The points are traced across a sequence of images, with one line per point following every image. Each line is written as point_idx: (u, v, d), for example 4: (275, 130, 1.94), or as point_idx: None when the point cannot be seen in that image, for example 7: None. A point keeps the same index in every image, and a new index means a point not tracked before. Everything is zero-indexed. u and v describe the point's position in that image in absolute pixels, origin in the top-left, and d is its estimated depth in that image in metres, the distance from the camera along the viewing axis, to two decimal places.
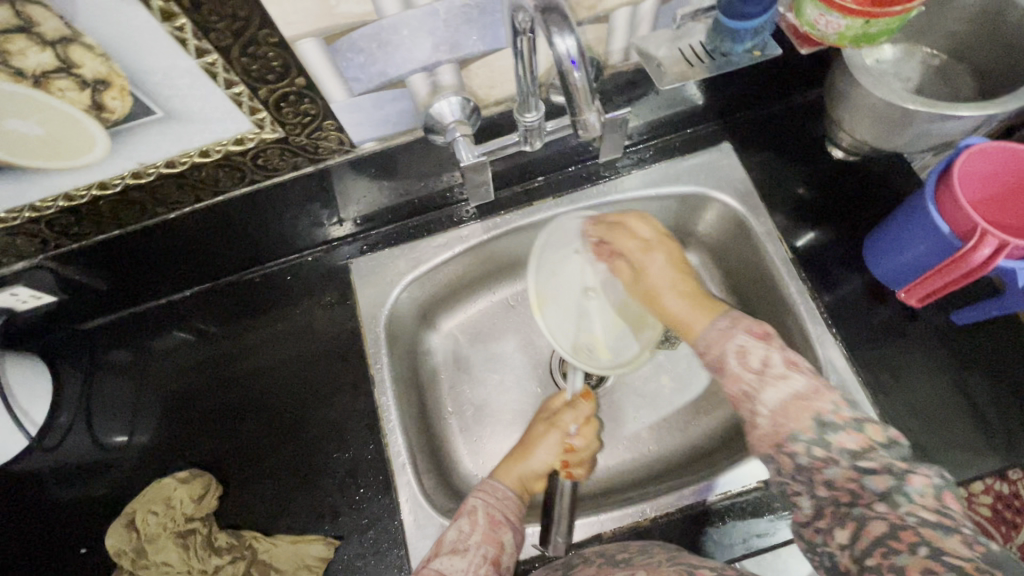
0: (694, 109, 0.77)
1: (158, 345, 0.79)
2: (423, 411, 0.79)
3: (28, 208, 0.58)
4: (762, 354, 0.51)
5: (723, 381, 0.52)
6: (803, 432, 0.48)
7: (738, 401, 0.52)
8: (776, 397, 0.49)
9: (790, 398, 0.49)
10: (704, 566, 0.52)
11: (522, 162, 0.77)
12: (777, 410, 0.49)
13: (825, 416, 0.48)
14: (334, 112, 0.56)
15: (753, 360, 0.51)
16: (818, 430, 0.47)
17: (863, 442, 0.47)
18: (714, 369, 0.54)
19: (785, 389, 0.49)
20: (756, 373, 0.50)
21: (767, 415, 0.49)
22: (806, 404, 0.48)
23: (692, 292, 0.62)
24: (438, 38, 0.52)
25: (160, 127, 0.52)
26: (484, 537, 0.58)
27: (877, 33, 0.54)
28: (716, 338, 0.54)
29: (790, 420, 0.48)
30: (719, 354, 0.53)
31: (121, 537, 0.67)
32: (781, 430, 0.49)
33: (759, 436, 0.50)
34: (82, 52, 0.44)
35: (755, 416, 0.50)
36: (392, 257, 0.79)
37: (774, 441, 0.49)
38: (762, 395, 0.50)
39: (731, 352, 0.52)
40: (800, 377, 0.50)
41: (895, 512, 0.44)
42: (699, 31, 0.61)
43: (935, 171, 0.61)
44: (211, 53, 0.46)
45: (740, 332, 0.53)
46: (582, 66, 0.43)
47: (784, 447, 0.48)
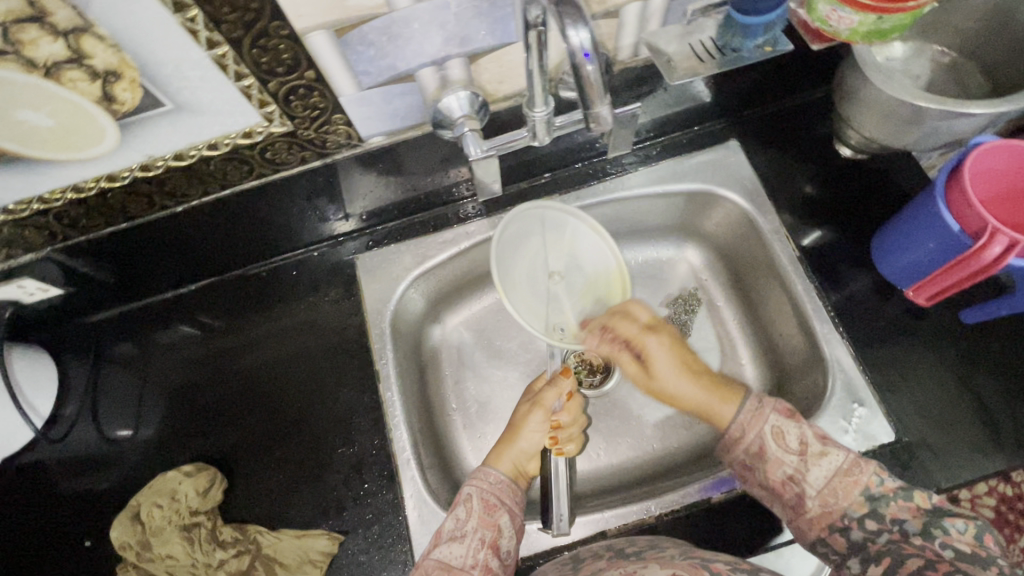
0: (702, 107, 0.77)
1: (164, 339, 0.79)
2: (428, 406, 0.79)
3: (37, 200, 0.58)
4: (797, 433, 0.59)
5: (765, 468, 0.59)
6: (854, 508, 0.55)
7: (781, 487, 0.58)
8: (821, 476, 0.57)
9: (834, 475, 0.57)
10: (717, 560, 0.52)
11: (529, 159, 0.77)
12: (826, 490, 0.56)
13: (870, 490, 0.55)
14: (343, 105, 0.56)
15: (790, 441, 0.59)
16: (869, 504, 0.55)
17: (914, 510, 0.53)
18: (748, 464, 0.60)
19: (830, 465, 0.57)
20: (796, 454, 0.58)
21: (817, 493, 0.56)
22: (853, 481, 0.56)
23: (692, 371, 0.66)
24: (448, 32, 0.52)
25: (169, 118, 0.52)
26: (482, 523, 0.59)
27: (889, 29, 0.54)
28: (754, 414, 0.61)
29: (841, 497, 0.56)
30: (756, 440, 0.60)
31: (126, 529, 0.67)
32: (833, 510, 0.56)
33: (808, 519, 0.57)
34: (94, 43, 0.44)
35: (804, 498, 0.57)
36: (398, 253, 0.79)
37: (825, 522, 0.56)
38: (809, 476, 0.57)
39: (767, 437, 0.60)
40: (837, 453, 0.58)
41: (932, 548, 0.50)
42: (709, 27, 0.60)
43: (945, 170, 0.61)
44: (222, 45, 0.46)
45: (770, 412, 0.61)
46: (596, 59, 0.43)
47: (837, 526, 0.55)
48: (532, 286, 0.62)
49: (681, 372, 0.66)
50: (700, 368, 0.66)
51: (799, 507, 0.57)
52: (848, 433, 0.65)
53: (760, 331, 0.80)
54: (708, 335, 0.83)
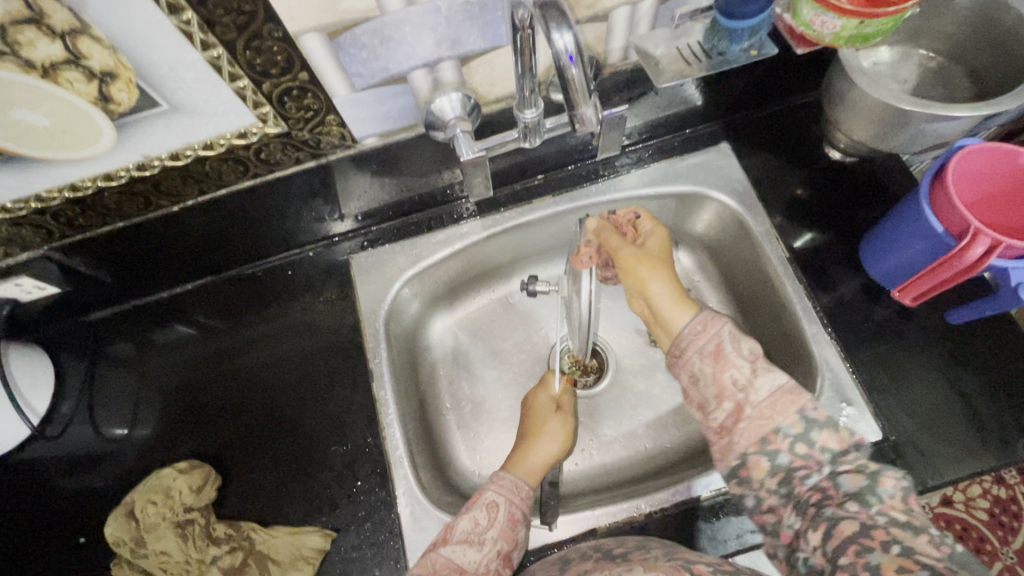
0: (693, 109, 0.78)
1: (161, 338, 0.80)
2: (422, 406, 0.79)
3: (34, 199, 0.58)
4: (751, 346, 0.55)
5: (715, 368, 0.55)
6: (788, 424, 0.51)
7: (722, 396, 0.54)
8: (765, 391, 0.52)
9: (777, 391, 0.52)
10: (699, 562, 0.52)
11: (522, 161, 0.78)
12: (766, 403, 0.52)
13: (807, 411, 0.51)
14: (336, 107, 0.56)
15: (743, 349, 0.55)
16: (803, 426, 0.51)
17: (840, 442, 0.50)
18: (703, 360, 0.56)
19: (773, 381, 0.53)
20: (747, 366, 0.54)
21: (755, 407, 0.52)
22: (791, 398, 0.52)
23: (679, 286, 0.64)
24: (440, 35, 0.53)
25: (165, 119, 0.53)
26: (501, 533, 0.59)
27: (872, 34, 0.55)
28: (711, 319, 0.58)
29: (777, 412, 0.51)
30: (713, 339, 0.56)
31: (121, 526, 0.67)
32: (768, 422, 0.51)
33: (744, 431, 0.52)
34: (90, 44, 0.45)
35: (744, 408, 0.53)
36: (393, 253, 0.80)
37: (758, 436, 0.51)
38: (754, 385, 0.53)
39: (704, 352, 0.56)
40: (782, 372, 0.54)
41: (866, 512, 0.46)
42: (697, 31, 0.61)
43: (931, 171, 0.62)
44: (216, 47, 0.47)
45: (725, 323, 0.57)
46: (581, 63, 0.44)
47: (770, 441, 0.51)
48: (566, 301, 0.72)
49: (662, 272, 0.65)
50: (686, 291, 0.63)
51: (733, 424, 0.53)
52: None
53: (751, 332, 0.81)
54: None
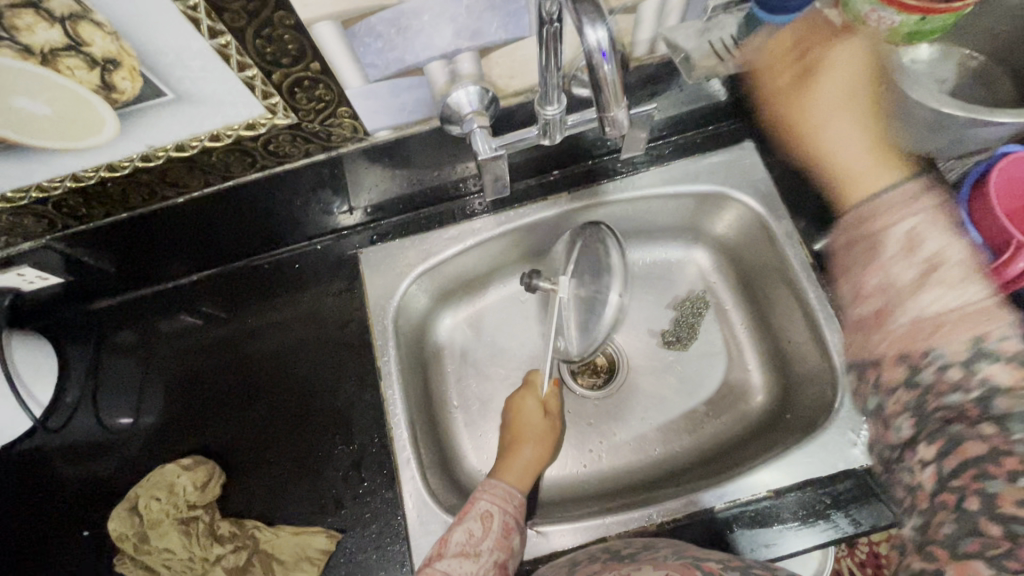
0: (718, 105, 0.75)
1: (166, 329, 0.79)
2: (430, 404, 0.78)
3: (35, 189, 0.56)
4: (938, 247, 0.41)
5: (866, 270, 0.43)
6: (946, 351, 0.39)
7: (865, 297, 0.44)
8: (931, 304, 0.40)
9: (954, 308, 0.39)
10: (709, 560, 0.51)
11: (539, 155, 0.75)
12: (925, 322, 0.40)
13: (984, 343, 0.38)
14: (349, 99, 0.54)
15: (924, 249, 0.41)
16: (969, 352, 0.38)
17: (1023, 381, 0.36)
18: (858, 244, 0.44)
19: (943, 300, 0.40)
20: (920, 266, 0.41)
21: (908, 317, 0.41)
22: (969, 323, 0.39)
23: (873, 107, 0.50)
24: (459, 25, 0.50)
25: (170, 109, 0.50)
26: (496, 544, 0.57)
27: (930, 30, 0.52)
28: (908, 202, 0.43)
29: (935, 334, 0.39)
30: (898, 227, 0.42)
31: (124, 521, 0.66)
32: (915, 340, 0.40)
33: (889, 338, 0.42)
34: (92, 30, 0.42)
35: (885, 316, 0.42)
36: (402, 248, 0.78)
37: (900, 347, 0.41)
38: (914, 297, 0.41)
39: (896, 234, 0.42)
40: (979, 286, 0.39)
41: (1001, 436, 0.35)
42: (731, 25, 0.58)
43: (970, 180, 0.59)
44: (224, 34, 0.44)
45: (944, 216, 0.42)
46: (613, 59, 0.41)
47: (913, 359, 0.40)
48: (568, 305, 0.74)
49: (840, 108, 0.49)
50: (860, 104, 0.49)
51: (873, 319, 0.43)
52: (857, 447, 0.64)
53: (769, 337, 0.79)
54: (714, 339, 0.82)
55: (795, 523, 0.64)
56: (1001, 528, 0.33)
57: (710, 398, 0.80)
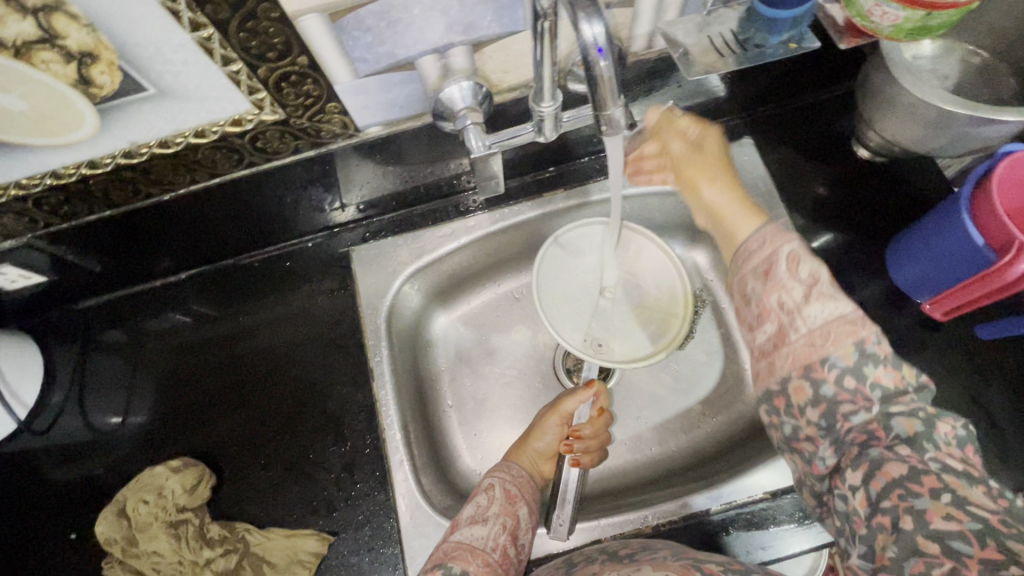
0: (716, 102, 0.73)
1: (154, 328, 0.77)
2: (423, 404, 0.77)
3: (14, 186, 0.55)
4: (812, 268, 0.47)
5: (765, 288, 0.48)
6: (839, 356, 0.45)
7: (765, 312, 0.48)
8: (821, 314, 0.46)
9: (835, 318, 0.46)
10: (711, 561, 0.51)
11: (534, 152, 0.74)
12: (818, 331, 0.46)
13: (865, 345, 0.45)
14: (338, 94, 0.52)
15: (801, 271, 0.47)
16: (857, 359, 0.45)
17: (897, 381, 0.45)
18: (755, 275, 0.49)
19: (832, 308, 0.46)
20: (801, 287, 0.47)
21: (804, 331, 0.46)
22: (850, 329, 0.45)
23: (744, 189, 0.57)
24: (452, 19, 0.49)
25: (152, 104, 0.49)
26: (503, 509, 0.58)
27: (936, 26, 0.49)
28: (771, 237, 0.50)
29: (828, 342, 0.45)
30: (766, 258, 0.49)
31: (112, 525, 0.65)
32: (814, 352, 0.46)
33: (786, 356, 0.47)
34: (66, 22, 0.41)
35: (787, 333, 0.47)
36: (395, 246, 0.76)
37: (802, 363, 0.46)
38: (804, 311, 0.46)
39: (781, 258, 0.48)
40: (848, 300, 0.46)
41: (917, 456, 0.42)
42: (730, 19, 0.56)
43: (972, 179, 0.58)
44: (207, 27, 0.43)
45: (789, 241, 0.49)
46: (610, 55, 0.39)
47: (815, 370, 0.45)
48: (579, 296, 0.76)
49: (719, 177, 0.58)
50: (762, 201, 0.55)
51: (774, 345, 0.48)
52: None
53: None
54: (711, 338, 0.81)
55: (792, 525, 0.64)
56: (939, 544, 0.38)
57: (706, 397, 0.79)
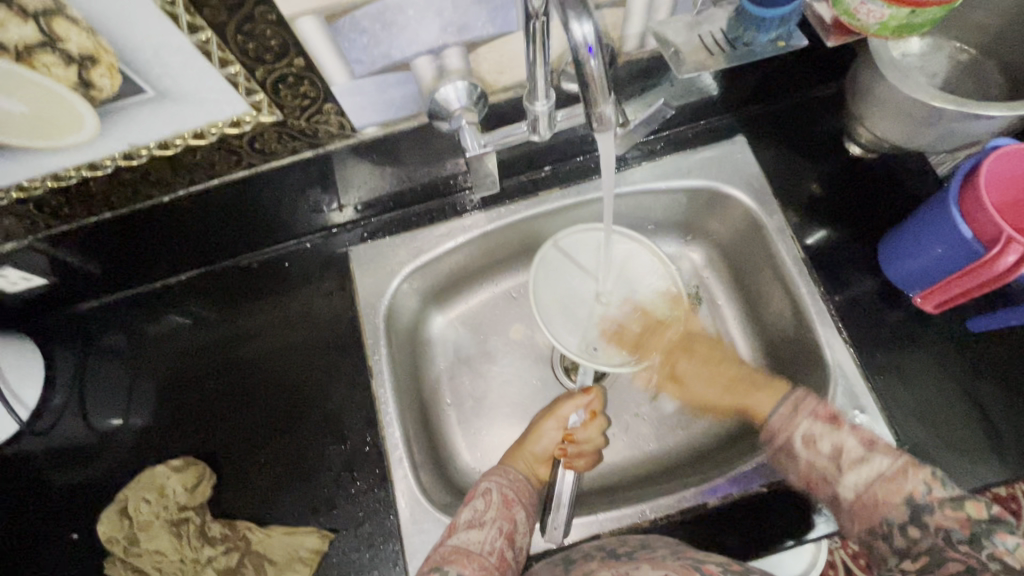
0: (709, 101, 0.74)
1: (154, 329, 0.78)
2: (422, 402, 0.78)
3: (15, 189, 0.55)
4: (831, 441, 0.61)
5: (797, 467, 0.63)
6: (894, 515, 0.55)
7: (815, 485, 0.61)
8: (859, 480, 0.58)
9: (875, 479, 0.57)
10: (710, 560, 0.52)
11: (530, 151, 0.74)
12: (861, 499, 0.58)
13: (917, 497, 0.54)
14: (335, 95, 0.53)
15: (823, 446, 0.61)
16: (911, 512, 0.54)
17: (964, 521, 0.52)
18: (778, 455, 0.65)
19: (865, 472, 0.58)
20: (830, 459, 0.61)
21: (856, 492, 0.58)
22: (895, 486, 0.56)
23: (728, 377, 0.75)
24: (446, 20, 0.49)
25: (151, 106, 0.50)
26: (500, 513, 0.59)
27: (920, 24, 0.50)
28: (787, 418, 0.65)
29: (879, 502, 0.56)
30: (786, 442, 0.64)
31: (114, 524, 0.66)
32: (873, 515, 0.56)
33: (856, 514, 0.58)
34: (67, 26, 0.41)
35: (839, 500, 0.59)
36: (393, 246, 0.77)
37: (866, 523, 0.57)
38: (841, 480, 0.59)
39: (799, 441, 0.63)
40: (881, 458, 0.58)
41: None
42: (720, 19, 0.57)
43: (961, 174, 0.59)
44: (205, 30, 0.44)
45: (804, 419, 0.64)
46: (599, 54, 0.40)
47: (878, 529, 0.56)
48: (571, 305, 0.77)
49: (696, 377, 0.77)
50: (739, 381, 0.74)
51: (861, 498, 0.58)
52: None
53: (760, 332, 0.79)
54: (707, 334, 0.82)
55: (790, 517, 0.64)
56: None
57: None
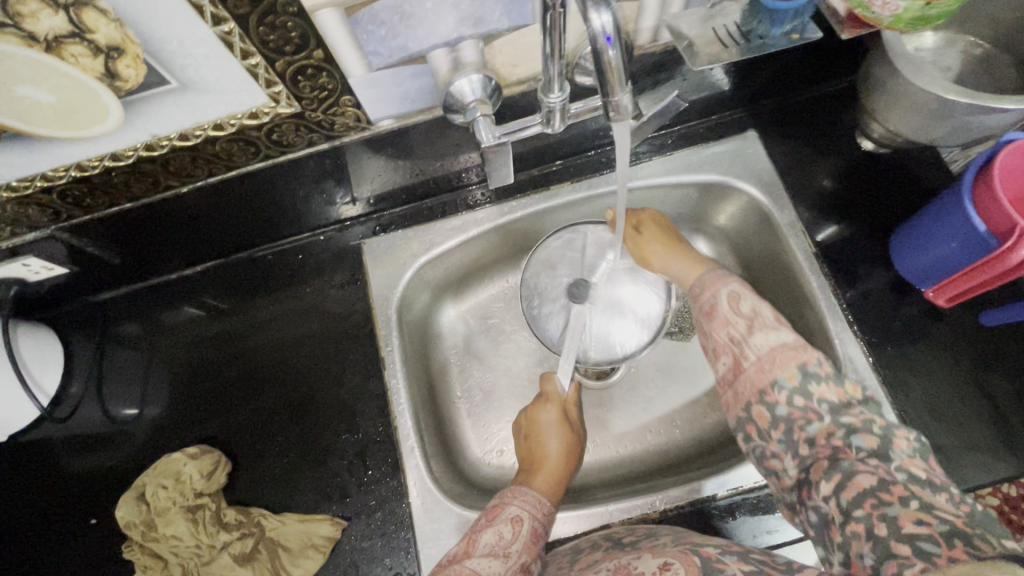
0: (721, 95, 0.74)
1: (171, 319, 0.79)
2: (433, 394, 0.78)
3: (40, 178, 0.56)
4: (752, 304, 0.59)
5: (712, 326, 0.59)
6: (786, 378, 0.53)
7: (721, 349, 0.58)
8: (765, 343, 0.55)
9: (778, 346, 0.55)
10: (707, 545, 0.51)
11: (541, 146, 0.75)
12: (765, 357, 0.55)
13: (807, 366, 0.53)
14: (352, 87, 0.54)
15: (743, 308, 0.59)
16: (801, 379, 0.53)
17: (841, 396, 0.52)
18: (703, 316, 0.61)
19: (773, 338, 0.55)
20: (746, 321, 0.58)
21: (754, 359, 0.55)
22: (793, 354, 0.54)
23: (677, 247, 0.71)
24: (462, 13, 0.50)
25: (174, 97, 0.51)
26: (526, 547, 0.58)
27: (935, 16, 0.50)
28: (713, 282, 0.63)
29: (775, 366, 0.54)
30: (711, 300, 0.61)
31: (133, 509, 0.67)
32: (765, 378, 0.54)
33: (744, 381, 0.55)
34: (96, 17, 0.42)
35: (741, 361, 0.56)
36: (405, 239, 0.78)
37: (758, 389, 0.54)
38: (751, 340, 0.56)
39: (722, 300, 0.60)
40: (788, 332, 0.56)
41: (884, 467, 0.46)
42: (733, 11, 0.57)
43: (974, 166, 0.59)
44: (228, 21, 0.44)
45: (733, 283, 0.62)
46: (618, 44, 0.41)
47: (767, 394, 0.53)
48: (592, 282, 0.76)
49: (665, 249, 0.71)
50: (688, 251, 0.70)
51: (732, 376, 0.57)
52: None
53: None
54: None
55: None
56: (910, 546, 0.39)
57: (713, 388, 0.80)
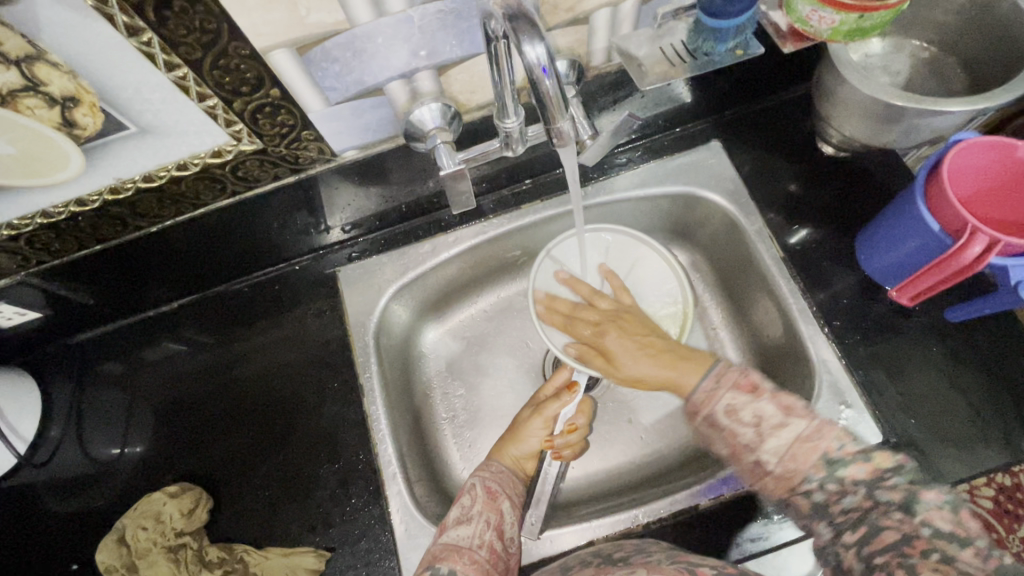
0: (682, 108, 0.76)
1: (149, 356, 0.79)
2: (417, 418, 0.78)
3: (7, 226, 0.57)
4: (753, 408, 0.52)
5: (719, 436, 0.54)
6: (813, 473, 0.49)
7: (738, 454, 0.53)
8: (780, 444, 0.51)
9: (794, 442, 0.50)
10: (703, 564, 0.51)
11: (509, 166, 0.76)
12: (784, 455, 0.50)
13: (830, 454, 0.49)
14: (312, 122, 0.55)
15: (744, 417, 0.52)
16: (828, 468, 0.49)
17: (873, 471, 0.48)
18: (706, 424, 0.55)
19: (787, 434, 0.51)
20: (752, 425, 0.52)
21: (776, 462, 0.51)
22: (812, 445, 0.50)
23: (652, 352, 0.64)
24: (414, 45, 0.51)
25: (135, 142, 0.51)
26: (486, 506, 0.61)
27: (870, 28, 0.52)
28: (704, 395, 0.56)
29: (800, 463, 0.50)
30: (711, 414, 0.54)
31: (112, 553, 0.66)
32: (794, 476, 0.50)
33: (774, 483, 0.51)
34: (49, 70, 0.43)
35: (763, 465, 0.51)
36: (381, 264, 0.79)
37: (788, 486, 0.50)
38: (764, 445, 0.51)
39: (720, 414, 0.54)
40: (800, 421, 0.51)
41: (910, 521, 0.44)
42: (681, 30, 0.59)
43: (925, 167, 0.60)
44: (181, 66, 0.45)
45: (725, 389, 0.54)
46: (554, 73, 0.42)
47: (798, 489, 0.49)
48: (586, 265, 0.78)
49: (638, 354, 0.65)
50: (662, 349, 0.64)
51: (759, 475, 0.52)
52: None
53: (749, 334, 0.80)
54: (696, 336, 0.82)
55: (779, 515, 0.64)
56: None
57: None
